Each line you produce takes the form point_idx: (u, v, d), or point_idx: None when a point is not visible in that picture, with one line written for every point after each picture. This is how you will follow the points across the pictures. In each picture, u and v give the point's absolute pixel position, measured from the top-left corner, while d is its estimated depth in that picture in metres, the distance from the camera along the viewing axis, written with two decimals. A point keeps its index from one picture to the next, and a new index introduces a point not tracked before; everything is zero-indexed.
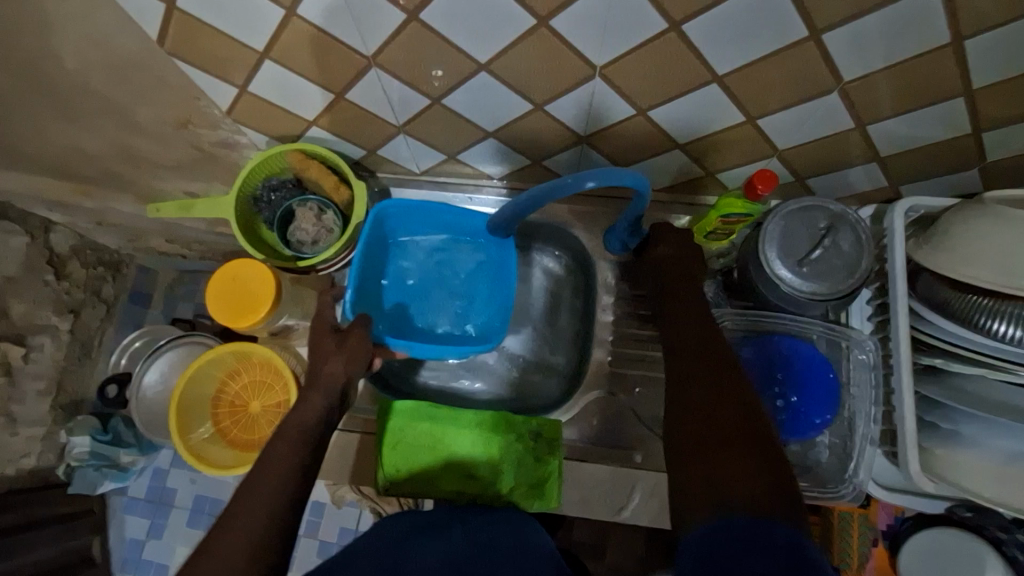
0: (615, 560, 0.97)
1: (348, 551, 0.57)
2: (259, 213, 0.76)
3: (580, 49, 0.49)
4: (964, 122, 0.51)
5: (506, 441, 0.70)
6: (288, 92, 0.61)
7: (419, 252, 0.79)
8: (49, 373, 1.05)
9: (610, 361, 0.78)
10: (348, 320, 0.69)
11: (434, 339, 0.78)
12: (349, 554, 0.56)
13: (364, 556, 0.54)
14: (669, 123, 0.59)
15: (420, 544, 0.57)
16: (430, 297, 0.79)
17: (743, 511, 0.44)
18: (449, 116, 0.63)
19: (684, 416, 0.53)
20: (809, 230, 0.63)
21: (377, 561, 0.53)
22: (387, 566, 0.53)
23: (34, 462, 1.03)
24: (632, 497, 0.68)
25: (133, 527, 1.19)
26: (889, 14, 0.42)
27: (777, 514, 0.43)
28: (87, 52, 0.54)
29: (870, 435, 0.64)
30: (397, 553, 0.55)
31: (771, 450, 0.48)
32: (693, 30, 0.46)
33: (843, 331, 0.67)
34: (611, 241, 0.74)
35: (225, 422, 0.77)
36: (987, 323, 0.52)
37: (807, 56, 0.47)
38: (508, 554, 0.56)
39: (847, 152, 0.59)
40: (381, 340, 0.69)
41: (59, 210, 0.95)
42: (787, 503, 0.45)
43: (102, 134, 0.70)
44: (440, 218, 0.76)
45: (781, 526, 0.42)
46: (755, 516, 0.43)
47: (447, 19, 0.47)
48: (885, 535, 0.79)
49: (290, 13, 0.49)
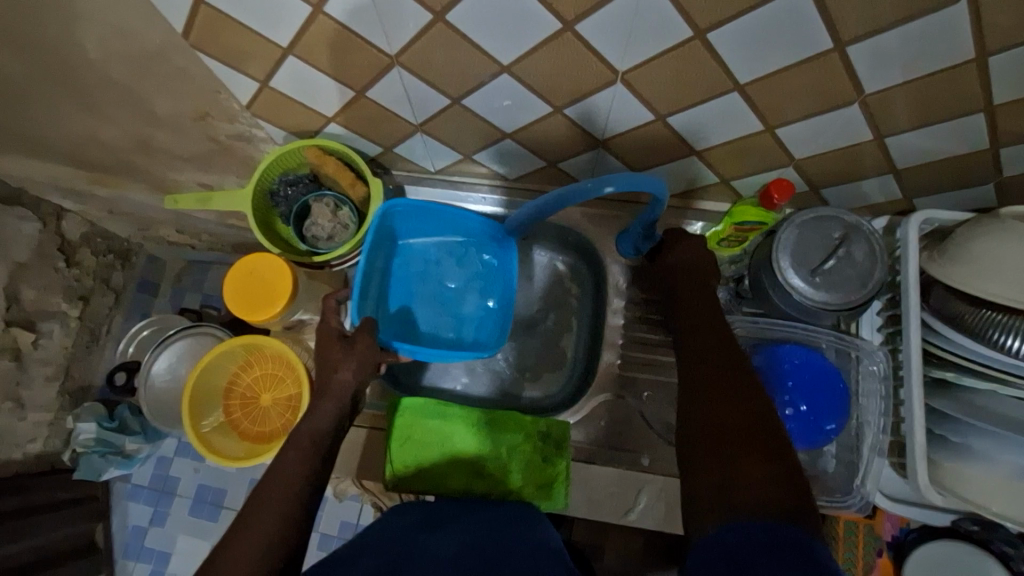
0: (616, 561, 0.97)
1: (358, 543, 0.58)
2: (275, 207, 0.77)
3: (603, 55, 0.50)
4: (983, 137, 0.51)
5: (516, 440, 0.70)
6: (308, 88, 0.61)
7: (430, 249, 0.80)
8: (57, 359, 1.06)
9: (619, 364, 0.78)
10: (356, 321, 0.69)
11: (443, 338, 0.78)
12: (360, 547, 0.57)
13: (373, 548, 0.55)
14: (686, 130, 0.59)
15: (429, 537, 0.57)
16: (440, 296, 0.80)
17: (755, 517, 0.44)
18: (468, 117, 0.63)
19: (697, 420, 0.53)
20: (823, 240, 0.63)
21: (385, 552, 0.54)
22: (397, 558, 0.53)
23: (41, 447, 1.04)
24: (639, 499, 0.69)
25: (136, 514, 1.20)
26: (914, 30, 0.42)
27: (791, 516, 0.44)
28: (111, 43, 0.55)
29: (879, 446, 0.64)
30: (406, 544, 0.56)
31: (786, 455, 0.49)
32: (718, 38, 0.46)
33: (853, 340, 0.68)
34: (623, 245, 0.74)
35: (236, 414, 0.77)
36: (1002, 338, 0.53)
37: (830, 68, 0.47)
38: (514, 545, 0.56)
39: (864, 164, 0.59)
40: (389, 344, 0.69)
41: (72, 197, 0.96)
42: (802, 507, 0.45)
43: (120, 124, 0.70)
44: (451, 216, 0.75)
45: (792, 527, 0.43)
46: (767, 520, 0.44)
47: (471, 21, 0.48)
48: (891, 546, 0.79)
49: (317, 10, 0.49)
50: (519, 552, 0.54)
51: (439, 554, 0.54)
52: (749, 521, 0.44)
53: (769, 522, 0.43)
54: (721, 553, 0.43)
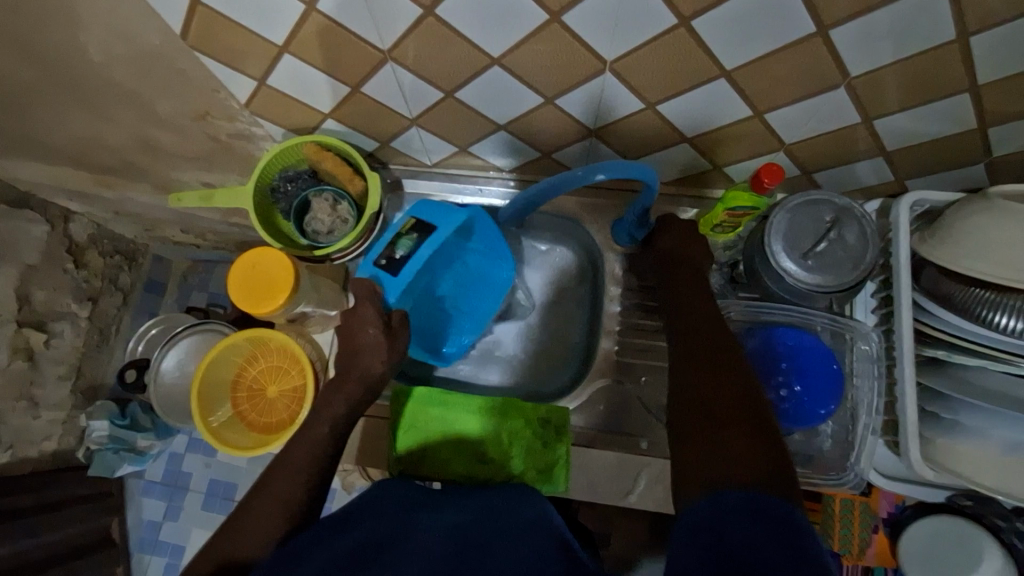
0: (622, 547, 0.99)
1: (354, 508, 0.59)
2: (275, 203, 0.78)
3: (591, 44, 0.50)
4: (970, 117, 0.51)
5: (516, 426, 0.72)
6: (305, 85, 0.63)
7: (452, 248, 0.76)
8: (69, 358, 1.07)
9: (616, 351, 0.79)
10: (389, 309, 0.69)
11: (425, 320, 0.80)
12: (354, 510, 0.58)
13: (370, 519, 0.56)
14: (677, 117, 0.60)
15: (428, 514, 0.58)
16: (449, 293, 0.81)
17: (736, 488, 0.46)
18: (462, 110, 0.64)
19: (686, 397, 0.56)
20: (816, 223, 0.64)
21: (382, 524, 0.55)
22: (396, 531, 0.54)
23: (56, 445, 1.06)
24: (637, 482, 0.70)
25: (150, 509, 1.23)
26: (895, 12, 0.43)
27: (770, 488, 0.45)
28: (112, 45, 0.56)
29: (872, 426, 0.65)
30: (406, 518, 0.56)
31: (767, 432, 0.51)
32: (702, 26, 0.47)
33: (847, 322, 0.69)
34: (618, 233, 0.76)
35: (243, 405, 0.79)
36: (990, 316, 0.54)
37: (815, 51, 0.48)
38: (505, 517, 0.58)
39: (854, 147, 0.60)
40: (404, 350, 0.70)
41: (78, 199, 0.97)
42: (782, 482, 0.47)
43: (123, 124, 0.72)
44: (484, 226, 0.75)
45: (772, 496, 0.45)
46: (745, 492, 0.45)
47: (460, 14, 0.49)
48: (885, 522, 0.81)
49: (310, 8, 0.50)
50: (511, 525, 0.56)
51: (437, 525, 0.55)
52: (730, 491, 0.46)
53: (745, 493, 0.45)
54: (708, 528, 0.44)
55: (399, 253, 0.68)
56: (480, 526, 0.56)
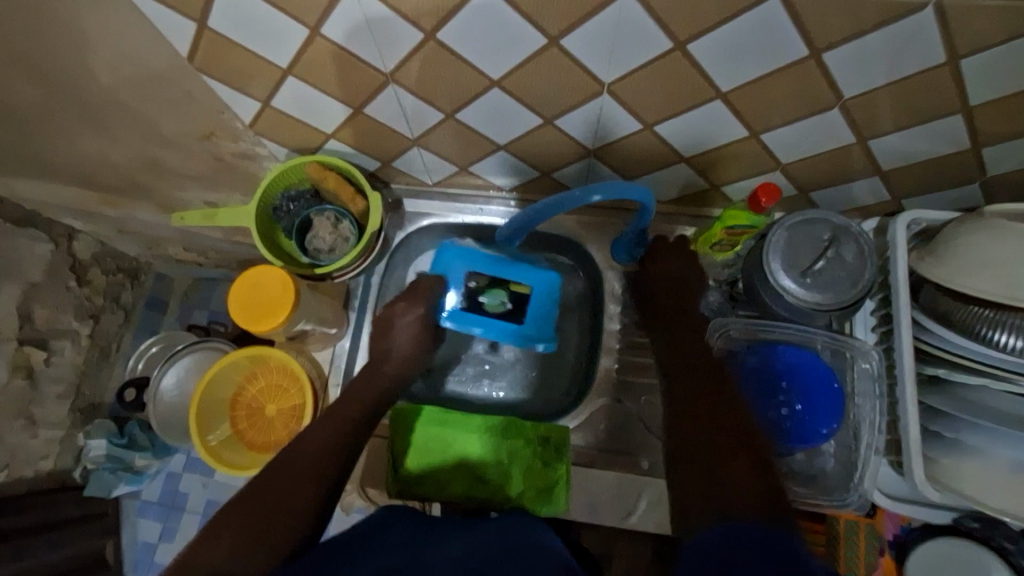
0: (624, 568, 0.98)
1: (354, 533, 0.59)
2: (278, 221, 0.79)
3: (588, 67, 0.51)
4: (964, 137, 0.52)
5: (516, 446, 0.71)
6: (309, 107, 0.64)
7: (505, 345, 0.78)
8: (68, 376, 1.07)
9: (616, 369, 0.79)
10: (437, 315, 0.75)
11: None
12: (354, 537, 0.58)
13: (371, 545, 0.55)
14: (674, 137, 0.61)
15: (427, 538, 0.57)
16: None
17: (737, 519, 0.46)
18: (463, 131, 0.65)
19: (680, 423, 0.56)
20: (813, 241, 0.64)
21: (382, 549, 0.54)
22: (395, 557, 0.53)
23: (52, 464, 1.06)
24: (639, 501, 0.70)
25: (146, 530, 1.21)
26: (888, 36, 0.44)
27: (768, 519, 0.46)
28: (121, 68, 0.57)
29: (875, 445, 0.64)
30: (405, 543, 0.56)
31: (762, 460, 0.51)
32: (698, 49, 0.48)
33: (846, 340, 0.67)
34: (617, 251, 0.77)
35: (241, 424, 0.79)
36: (989, 334, 0.54)
37: (809, 74, 0.49)
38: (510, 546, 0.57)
39: (851, 167, 0.60)
40: None
41: (83, 218, 0.98)
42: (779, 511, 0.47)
43: (128, 144, 0.73)
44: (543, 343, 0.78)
45: (770, 528, 0.45)
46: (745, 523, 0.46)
47: (460, 39, 0.50)
48: (892, 544, 0.78)
49: (314, 33, 0.51)
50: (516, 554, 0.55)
51: (437, 549, 0.55)
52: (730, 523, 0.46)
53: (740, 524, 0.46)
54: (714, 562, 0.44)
55: (482, 299, 0.74)
56: (481, 550, 0.55)
